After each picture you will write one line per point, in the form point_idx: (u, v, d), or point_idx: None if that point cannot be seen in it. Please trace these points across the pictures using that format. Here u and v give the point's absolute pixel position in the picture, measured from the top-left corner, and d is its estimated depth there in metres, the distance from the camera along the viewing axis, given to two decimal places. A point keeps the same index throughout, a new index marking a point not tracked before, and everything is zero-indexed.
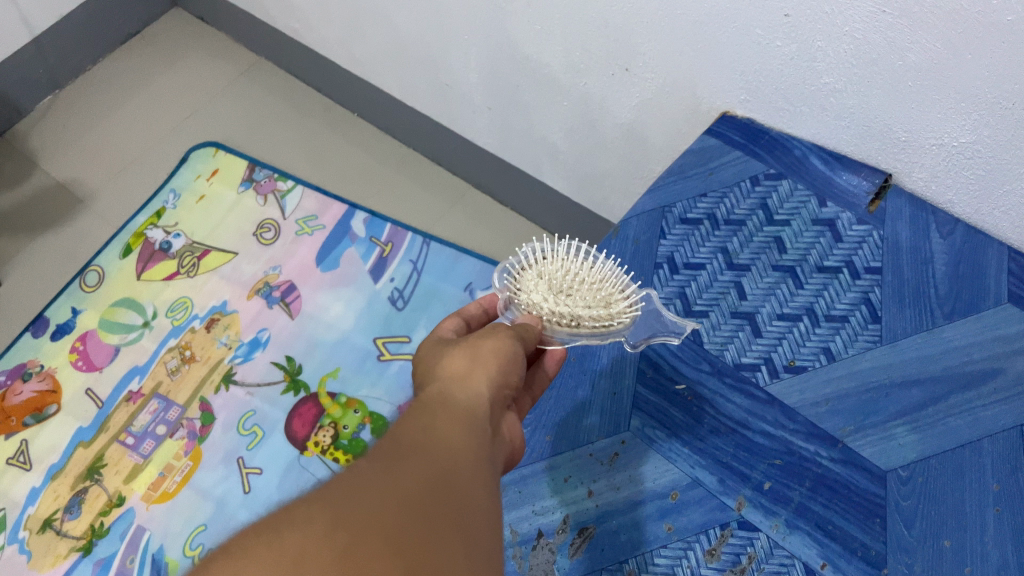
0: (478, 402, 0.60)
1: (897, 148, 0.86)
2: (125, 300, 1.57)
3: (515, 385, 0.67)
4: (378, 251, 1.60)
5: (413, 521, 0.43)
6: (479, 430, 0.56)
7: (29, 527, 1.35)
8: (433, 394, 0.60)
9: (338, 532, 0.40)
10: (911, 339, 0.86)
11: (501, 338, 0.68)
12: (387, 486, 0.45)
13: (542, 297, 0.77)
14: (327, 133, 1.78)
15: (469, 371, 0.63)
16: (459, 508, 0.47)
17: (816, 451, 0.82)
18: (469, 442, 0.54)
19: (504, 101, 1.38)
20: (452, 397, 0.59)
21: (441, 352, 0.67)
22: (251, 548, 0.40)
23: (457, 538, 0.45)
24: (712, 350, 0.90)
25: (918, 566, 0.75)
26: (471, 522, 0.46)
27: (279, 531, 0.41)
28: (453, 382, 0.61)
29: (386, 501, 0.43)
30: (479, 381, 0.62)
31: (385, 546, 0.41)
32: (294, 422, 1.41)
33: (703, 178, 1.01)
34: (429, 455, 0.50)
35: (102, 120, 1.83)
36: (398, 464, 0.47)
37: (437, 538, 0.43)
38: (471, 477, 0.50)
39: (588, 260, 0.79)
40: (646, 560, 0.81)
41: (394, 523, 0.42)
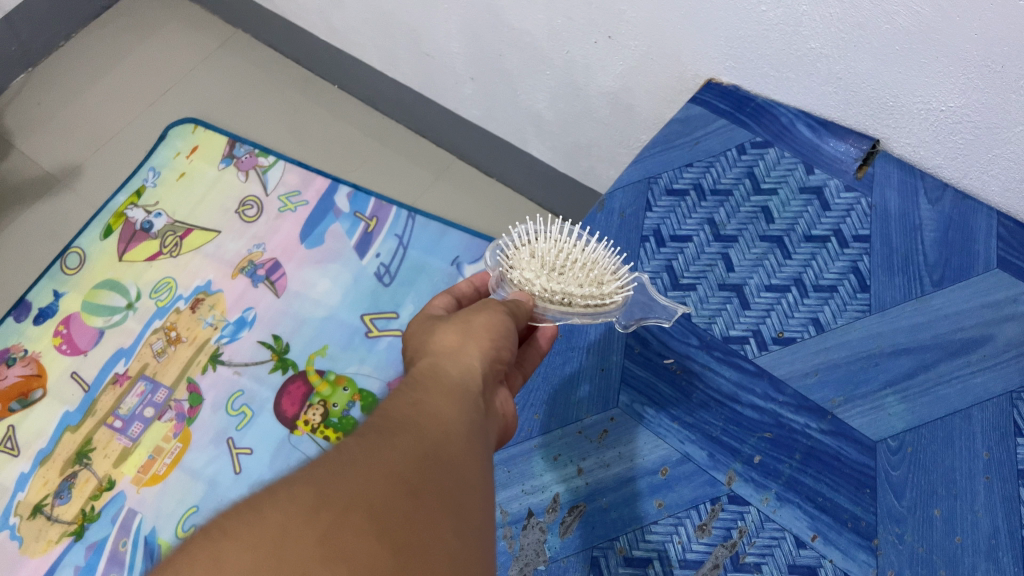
0: (471, 376, 0.59)
1: (884, 113, 0.85)
2: (108, 282, 1.55)
3: (509, 358, 0.67)
4: (363, 226, 1.57)
5: (399, 499, 0.42)
6: (472, 404, 0.55)
7: (20, 512, 1.35)
8: (425, 368, 0.59)
9: (319, 511, 0.40)
10: (900, 308, 0.85)
11: (493, 311, 0.67)
12: (374, 464, 0.44)
13: (534, 275, 0.76)
14: (308, 105, 1.74)
15: (461, 345, 0.62)
16: (449, 483, 0.46)
17: (805, 422, 0.82)
18: (461, 416, 0.53)
19: (487, 70, 1.35)
20: (444, 371, 0.59)
21: (434, 325, 0.67)
22: (232, 528, 0.39)
23: (446, 515, 0.44)
24: (700, 324, 0.89)
25: (909, 536, 0.74)
26: (463, 498, 0.46)
27: (260, 510, 0.40)
28: (445, 356, 0.61)
29: (372, 479, 0.43)
30: (472, 355, 0.62)
31: (369, 525, 0.40)
32: (283, 401, 1.40)
33: (689, 148, 0.99)
34: (419, 429, 0.49)
35: (77, 97, 1.79)
36: (387, 441, 0.47)
37: (424, 516, 0.43)
38: (462, 452, 0.49)
39: (581, 238, 0.77)
40: (637, 537, 0.80)
41: (378, 502, 0.42)
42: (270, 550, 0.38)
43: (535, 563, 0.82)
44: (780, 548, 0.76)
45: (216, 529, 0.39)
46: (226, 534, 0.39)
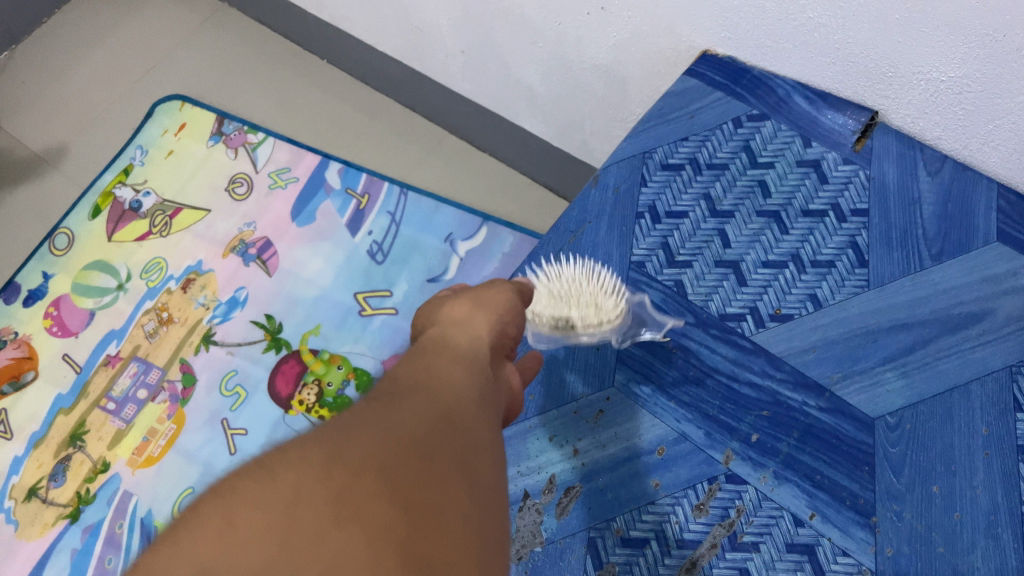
0: (478, 346, 0.58)
1: (883, 84, 0.84)
2: (97, 262, 1.53)
3: (514, 336, 0.65)
4: (355, 203, 1.55)
5: (417, 459, 0.40)
6: (481, 371, 0.54)
7: (15, 496, 1.34)
8: (432, 337, 0.58)
9: (334, 466, 0.37)
10: (899, 283, 0.84)
11: (497, 291, 0.67)
12: (385, 423, 0.42)
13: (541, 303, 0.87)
14: (296, 80, 1.71)
15: (468, 317, 0.61)
16: (463, 445, 0.44)
17: (804, 400, 0.81)
18: (471, 382, 0.52)
19: (477, 43, 1.32)
20: (452, 342, 0.57)
21: (439, 303, 0.65)
22: (241, 484, 0.36)
23: (461, 474, 0.41)
24: (696, 301, 0.88)
25: (908, 513, 0.74)
26: (477, 460, 0.44)
27: (272, 467, 0.38)
28: (452, 327, 0.60)
29: (387, 440, 0.40)
30: (478, 328, 0.61)
31: (387, 482, 0.37)
32: (276, 381, 1.38)
33: (684, 121, 0.98)
34: (430, 395, 0.47)
35: (61, 75, 1.76)
36: (399, 403, 0.45)
37: (443, 478, 0.40)
38: (473, 417, 0.48)
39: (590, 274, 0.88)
40: (634, 517, 0.79)
41: (393, 456, 0.39)
42: (283, 504, 0.35)
43: (532, 545, 0.81)
44: (778, 526, 0.76)
45: (224, 488, 0.36)
46: (235, 486, 0.37)
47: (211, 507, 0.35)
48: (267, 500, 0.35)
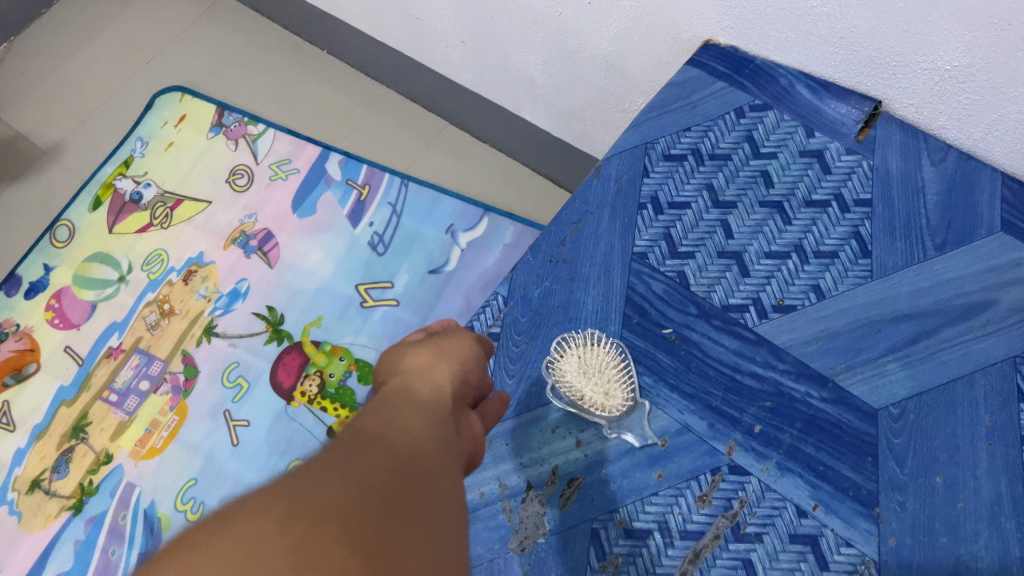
0: (441, 393, 0.61)
1: (887, 73, 0.84)
2: (98, 254, 1.53)
3: (477, 381, 0.69)
4: (356, 195, 1.55)
5: (372, 504, 0.43)
6: (442, 417, 0.57)
7: (17, 488, 1.35)
8: (397, 385, 0.61)
9: (293, 522, 0.41)
10: (902, 273, 0.84)
11: (459, 340, 0.70)
12: (347, 472, 0.45)
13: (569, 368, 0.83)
14: (296, 70, 1.71)
15: (431, 365, 0.64)
16: (426, 486, 0.47)
17: (806, 391, 0.81)
18: (433, 427, 0.54)
19: (477, 33, 1.32)
20: (414, 391, 0.60)
21: (403, 350, 0.68)
22: (202, 543, 0.40)
23: (421, 517, 0.44)
24: (699, 293, 0.88)
25: (911, 503, 0.74)
26: (438, 503, 0.46)
27: (233, 523, 0.41)
28: (416, 375, 0.63)
29: (347, 489, 0.43)
30: (441, 376, 0.64)
31: (343, 531, 0.40)
32: (279, 372, 1.38)
33: (686, 112, 0.97)
34: (392, 441, 0.49)
35: (60, 67, 1.76)
36: (362, 451, 0.48)
37: (401, 519, 0.43)
38: (437, 459, 0.50)
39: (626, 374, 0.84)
40: (637, 508, 0.79)
41: (353, 507, 0.42)
42: (240, 567, 0.39)
43: (535, 537, 0.80)
44: (781, 517, 0.76)
45: (185, 549, 0.40)
46: (201, 548, 0.40)
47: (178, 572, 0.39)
48: (224, 566, 0.39)
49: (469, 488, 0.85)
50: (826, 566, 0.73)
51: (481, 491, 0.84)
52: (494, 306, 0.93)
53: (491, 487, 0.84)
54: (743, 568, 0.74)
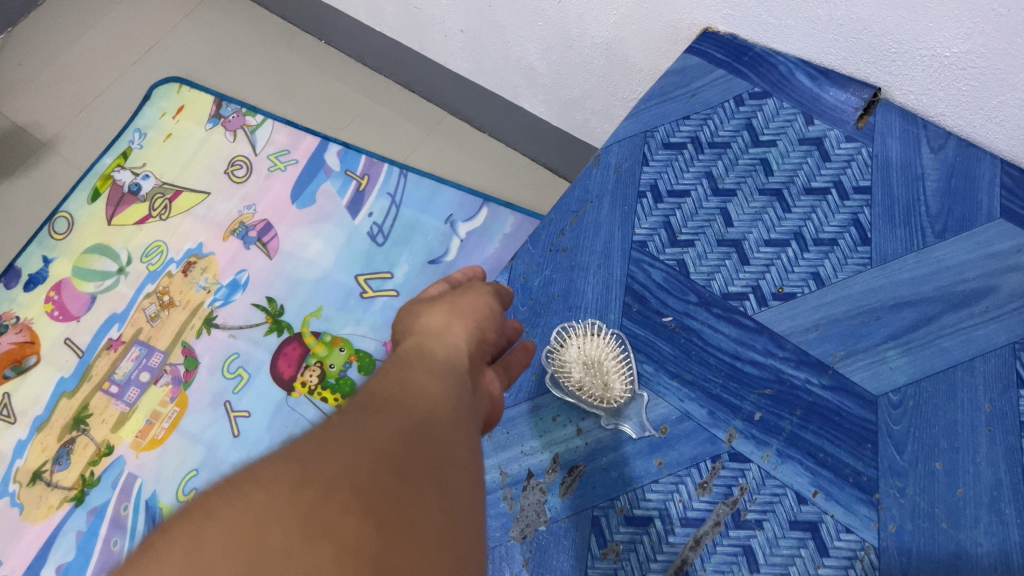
0: (456, 355, 0.62)
1: (886, 60, 0.84)
2: (97, 246, 1.53)
3: (493, 341, 0.70)
4: (355, 185, 1.55)
5: (383, 476, 0.44)
6: (457, 381, 0.57)
7: (20, 479, 1.35)
8: (411, 347, 0.62)
9: (303, 492, 0.42)
10: (902, 260, 0.84)
11: (478, 296, 0.71)
12: (361, 441, 0.46)
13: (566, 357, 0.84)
14: (295, 61, 1.70)
15: (447, 325, 0.65)
16: (437, 457, 0.48)
17: (806, 377, 0.81)
18: (448, 391, 0.55)
19: (476, 22, 1.31)
20: (430, 354, 0.61)
21: (419, 310, 0.69)
22: (217, 505, 0.42)
23: (431, 489, 0.45)
24: (699, 281, 0.87)
25: (911, 489, 0.74)
26: (450, 473, 0.47)
27: (244, 489, 0.43)
28: (431, 336, 0.64)
29: (358, 459, 0.44)
30: (457, 335, 0.65)
31: (354, 503, 0.42)
32: (279, 362, 1.38)
33: (686, 100, 0.97)
34: (404, 407, 0.50)
35: (57, 57, 1.75)
36: (376, 418, 0.48)
37: (411, 493, 0.44)
38: (450, 428, 0.51)
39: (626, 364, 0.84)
40: (638, 496, 0.79)
41: (364, 478, 0.43)
42: (252, 531, 0.40)
43: (536, 525, 0.80)
44: (781, 505, 0.76)
45: (199, 513, 0.42)
46: (212, 512, 0.42)
47: (189, 536, 0.40)
48: (235, 529, 0.40)
49: None
50: (826, 552, 0.73)
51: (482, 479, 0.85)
52: None
53: (492, 475, 0.85)
54: (744, 555, 0.75)
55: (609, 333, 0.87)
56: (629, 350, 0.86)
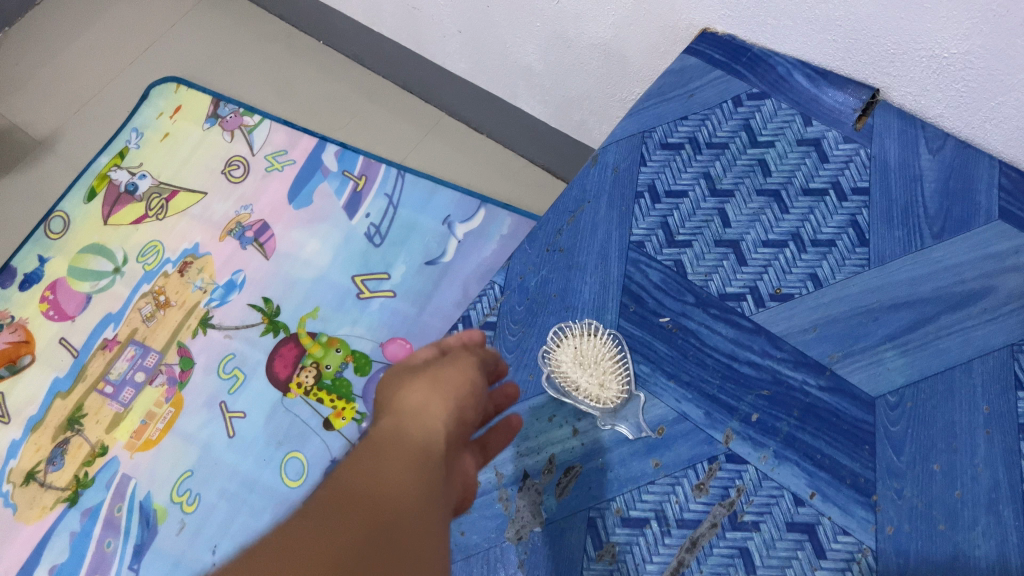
0: (432, 439, 0.62)
1: (884, 61, 0.84)
2: (93, 246, 1.52)
3: (473, 414, 0.69)
4: (352, 185, 1.54)
5: None
6: (429, 472, 0.57)
7: (13, 479, 1.35)
8: (387, 430, 0.61)
9: None
10: (900, 261, 0.83)
11: (460, 370, 0.70)
12: (318, 554, 0.45)
13: (564, 358, 0.83)
14: (292, 61, 1.70)
15: (426, 405, 0.65)
16: (398, 562, 0.47)
17: (804, 379, 0.80)
18: (418, 484, 0.54)
19: (474, 22, 1.31)
20: (405, 437, 0.60)
21: (400, 383, 0.69)
22: None
23: None
24: (696, 281, 0.87)
25: (908, 491, 0.74)
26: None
27: None
28: (409, 418, 0.63)
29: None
30: (434, 417, 0.64)
31: None
32: (275, 363, 1.38)
33: (683, 100, 0.96)
34: (367, 508, 0.50)
35: (55, 57, 1.75)
36: (338, 523, 0.48)
37: None
38: (415, 528, 0.50)
39: (624, 364, 0.83)
40: (634, 497, 0.78)
41: None
42: None
43: (531, 526, 0.80)
44: (778, 506, 0.76)
45: None
46: None
47: None
48: None
49: None
50: (822, 554, 0.73)
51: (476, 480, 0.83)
52: (489, 296, 0.90)
53: (487, 475, 0.83)
54: (740, 557, 0.74)
55: (607, 333, 0.86)
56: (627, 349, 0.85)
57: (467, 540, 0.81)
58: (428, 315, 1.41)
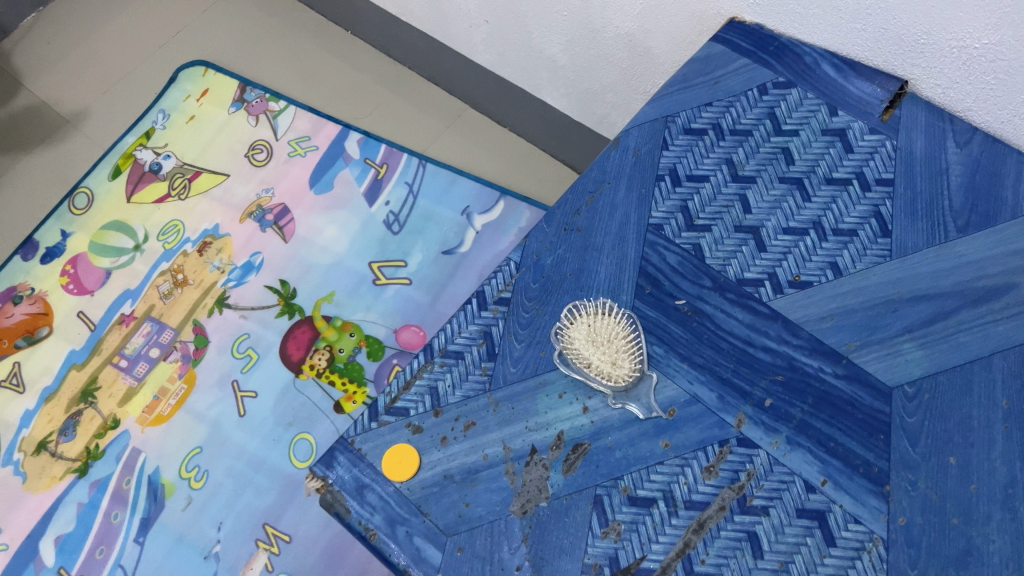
0: None
1: (915, 52, 0.86)
2: (115, 223, 1.53)
3: None
4: (373, 173, 1.53)
5: None
6: None
7: (24, 448, 1.35)
8: None
9: None
10: (922, 253, 0.82)
11: None
12: None
13: (578, 336, 0.82)
14: (317, 49, 1.69)
15: None
16: None
17: (820, 366, 0.79)
18: None
19: (501, 12, 1.33)
20: None
21: None
22: None
23: None
24: (714, 266, 0.85)
25: (922, 483, 0.73)
26: None
27: None
28: None
29: None
30: None
31: None
32: (288, 345, 1.39)
33: (708, 87, 0.95)
34: None
35: (88, 37, 1.76)
36: None
37: None
38: None
39: (638, 344, 0.82)
40: (641, 477, 0.78)
41: None
42: None
43: (537, 500, 0.79)
44: (789, 492, 0.74)
45: None
46: None
47: None
48: None
49: (472, 449, 0.83)
50: (832, 542, 0.72)
51: (485, 452, 0.82)
52: (505, 272, 0.90)
53: (494, 449, 0.82)
54: (748, 541, 0.73)
55: (622, 312, 0.85)
56: (641, 330, 0.84)
57: (472, 513, 0.80)
58: (442, 304, 1.40)
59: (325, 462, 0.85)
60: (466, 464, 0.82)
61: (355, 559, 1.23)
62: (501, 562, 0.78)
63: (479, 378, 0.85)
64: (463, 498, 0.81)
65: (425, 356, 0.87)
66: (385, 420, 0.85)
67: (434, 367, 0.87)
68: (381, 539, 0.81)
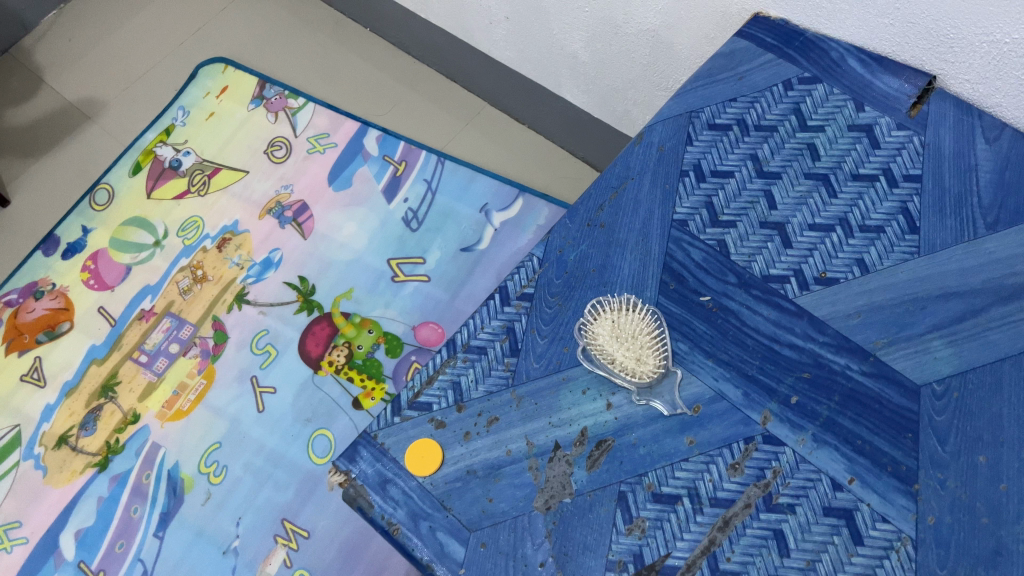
0: None
1: (943, 46, 0.85)
2: (135, 219, 1.54)
3: None
4: (392, 170, 1.53)
5: None
6: None
7: (45, 443, 1.36)
8: None
9: None
10: (950, 251, 0.81)
11: None
12: None
13: (602, 331, 0.82)
14: (336, 46, 1.69)
15: None
16: None
17: (846, 363, 0.78)
18: None
19: (523, 8, 1.32)
20: None
21: None
22: None
23: None
24: (739, 262, 0.85)
25: (951, 482, 0.72)
26: None
27: None
28: None
29: None
30: None
31: None
32: (307, 341, 1.39)
33: (732, 83, 0.94)
34: None
35: (109, 34, 1.77)
36: None
37: None
38: None
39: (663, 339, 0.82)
40: (666, 474, 0.77)
41: None
42: None
43: (561, 496, 0.79)
44: (815, 490, 0.74)
45: None
46: None
47: None
48: None
49: (496, 445, 0.82)
50: (859, 541, 0.71)
51: (508, 448, 0.82)
52: (528, 267, 0.90)
53: (517, 445, 0.82)
54: (774, 539, 0.72)
55: (645, 308, 0.85)
56: (665, 324, 0.84)
57: (495, 508, 0.80)
58: (461, 301, 1.40)
59: (347, 457, 0.85)
60: (489, 459, 0.82)
61: (373, 555, 1.22)
62: (525, 557, 0.78)
63: (501, 373, 0.85)
64: (486, 493, 0.81)
65: (447, 351, 0.87)
66: (408, 414, 0.85)
67: (457, 362, 0.86)
68: (404, 534, 0.81)
